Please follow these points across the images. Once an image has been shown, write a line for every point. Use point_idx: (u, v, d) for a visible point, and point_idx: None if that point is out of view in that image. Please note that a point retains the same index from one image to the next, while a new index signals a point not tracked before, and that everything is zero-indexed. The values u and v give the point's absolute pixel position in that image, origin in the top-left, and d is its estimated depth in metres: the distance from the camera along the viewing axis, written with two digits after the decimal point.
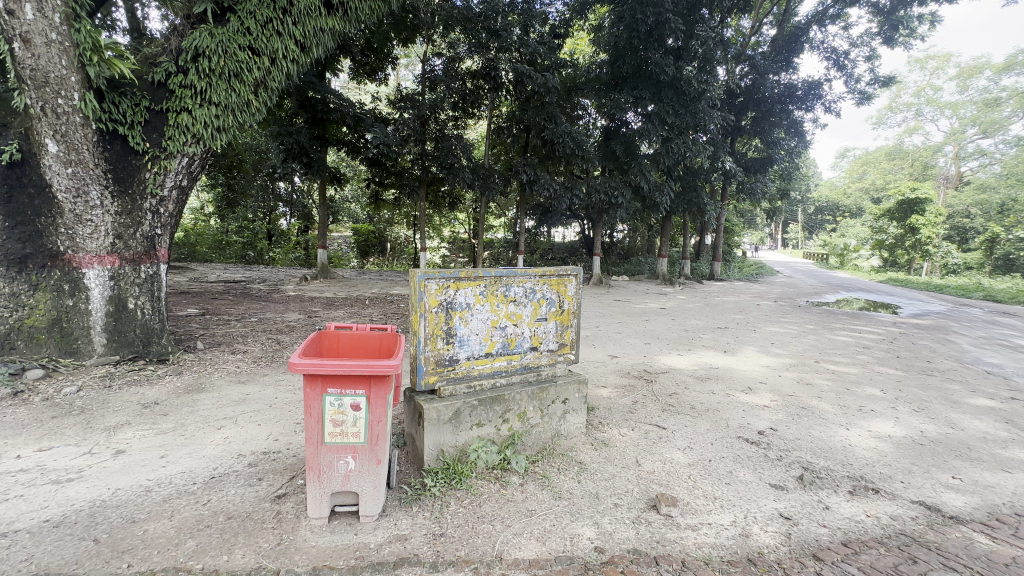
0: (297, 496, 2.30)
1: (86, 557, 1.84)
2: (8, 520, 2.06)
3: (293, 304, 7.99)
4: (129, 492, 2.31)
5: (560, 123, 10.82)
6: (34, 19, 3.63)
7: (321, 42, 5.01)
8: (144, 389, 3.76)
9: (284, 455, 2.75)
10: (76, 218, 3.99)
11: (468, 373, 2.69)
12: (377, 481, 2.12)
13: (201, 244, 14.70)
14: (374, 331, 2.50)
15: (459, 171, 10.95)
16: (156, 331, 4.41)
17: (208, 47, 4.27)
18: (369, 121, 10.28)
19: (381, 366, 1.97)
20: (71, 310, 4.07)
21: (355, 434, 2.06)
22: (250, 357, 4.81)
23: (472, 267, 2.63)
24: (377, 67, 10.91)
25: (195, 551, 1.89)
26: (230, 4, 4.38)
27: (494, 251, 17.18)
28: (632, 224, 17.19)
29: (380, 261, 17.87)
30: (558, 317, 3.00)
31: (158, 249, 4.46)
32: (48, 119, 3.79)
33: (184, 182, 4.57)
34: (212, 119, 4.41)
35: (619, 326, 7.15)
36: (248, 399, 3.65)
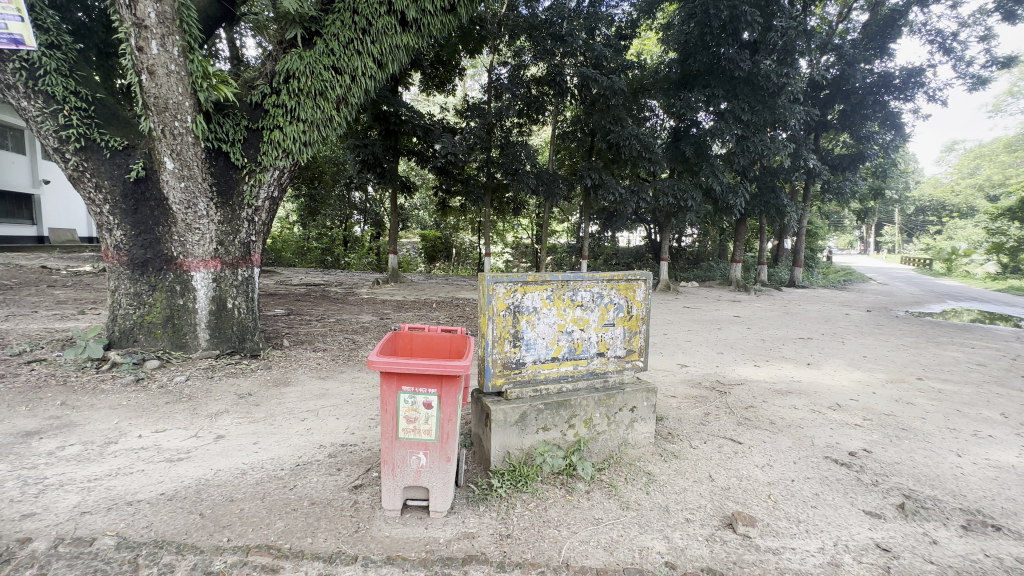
0: (373, 487, 2.42)
1: (194, 528, 2.06)
2: (133, 490, 2.36)
3: (367, 306, 8.46)
4: (228, 473, 2.56)
5: (627, 126, 10.59)
6: (157, 53, 4.13)
7: (397, 59, 5.24)
8: (239, 381, 4.16)
9: (360, 447, 2.91)
10: (186, 227, 4.50)
11: (535, 377, 2.70)
12: (447, 477, 2.18)
13: (286, 249, 16.12)
14: (444, 332, 2.59)
15: (523, 177, 11.13)
16: (249, 328, 4.89)
17: (298, 68, 4.66)
18: (438, 131, 10.73)
19: (453, 366, 2.03)
20: (181, 309, 4.59)
21: (426, 431, 2.13)
22: (329, 354, 5.16)
23: (540, 271, 2.64)
24: (445, 79, 11.30)
25: (282, 531, 2.04)
26: (317, 28, 4.77)
27: (557, 257, 17.12)
28: (702, 227, 16.44)
29: (446, 266, 18.44)
30: (626, 322, 2.93)
31: (252, 254, 4.92)
32: (167, 140, 4.30)
33: (275, 194, 5.00)
34: (300, 134, 4.82)
35: (688, 334, 6.85)
36: (327, 394, 3.90)
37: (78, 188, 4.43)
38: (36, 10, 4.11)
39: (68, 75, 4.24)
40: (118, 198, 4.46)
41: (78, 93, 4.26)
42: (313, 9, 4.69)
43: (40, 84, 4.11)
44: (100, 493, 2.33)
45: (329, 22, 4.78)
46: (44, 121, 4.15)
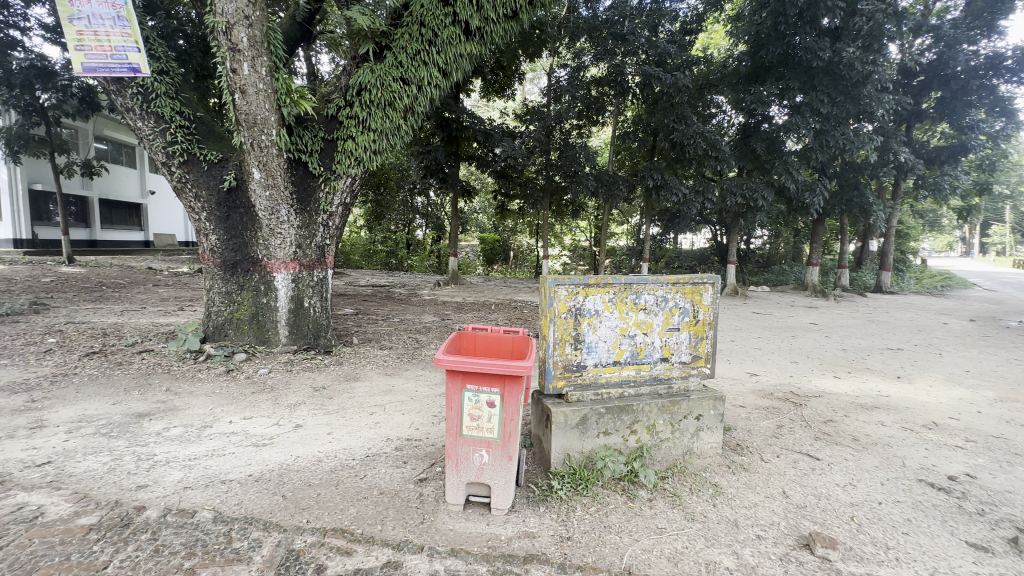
0: (436, 481, 2.51)
1: (278, 509, 2.24)
2: (226, 470, 2.61)
3: (429, 307, 8.76)
4: (305, 460, 2.76)
5: (692, 124, 10.16)
6: (248, 74, 4.53)
7: (461, 67, 5.39)
8: (315, 375, 4.46)
9: (425, 442, 3.03)
10: (270, 231, 4.89)
11: (596, 380, 2.68)
12: (509, 476, 2.22)
13: (354, 253, 17.29)
14: (507, 333, 2.64)
15: (582, 178, 11.06)
16: (323, 326, 5.23)
17: (369, 81, 4.95)
18: (498, 135, 10.93)
19: (516, 367, 2.07)
20: (265, 307, 5.00)
21: (489, 429, 2.19)
22: (394, 352, 5.40)
23: (602, 273, 2.62)
24: (505, 84, 11.47)
25: (354, 517, 2.17)
26: (387, 42, 5.03)
27: (616, 259, 16.78)
28: (774, 228, 15.47)
29: (504, 269, 18.67)
30: (691, 327, 2.84)
31: (327, 257, 5.26)
32: (254, 152, 4.69)
33: (348, 200, 5.33)
34: (370, 143, 5.10)
35: (758, 342, 6.47)
36: (393, 391, 4.08)
37: (181, 197, 4.96)
38: (150, 41, 4.64)
39: (174, 97, 4.74)
40: (213, 206, 4.93)
41: (182, 113, 4.76)
42: (383, 24, 4.96)
43: (152, 106, 4.63)
44: (199, 471, 2.59)
45: (398, 36, 5.03)
46: (155, 139, 4.68)
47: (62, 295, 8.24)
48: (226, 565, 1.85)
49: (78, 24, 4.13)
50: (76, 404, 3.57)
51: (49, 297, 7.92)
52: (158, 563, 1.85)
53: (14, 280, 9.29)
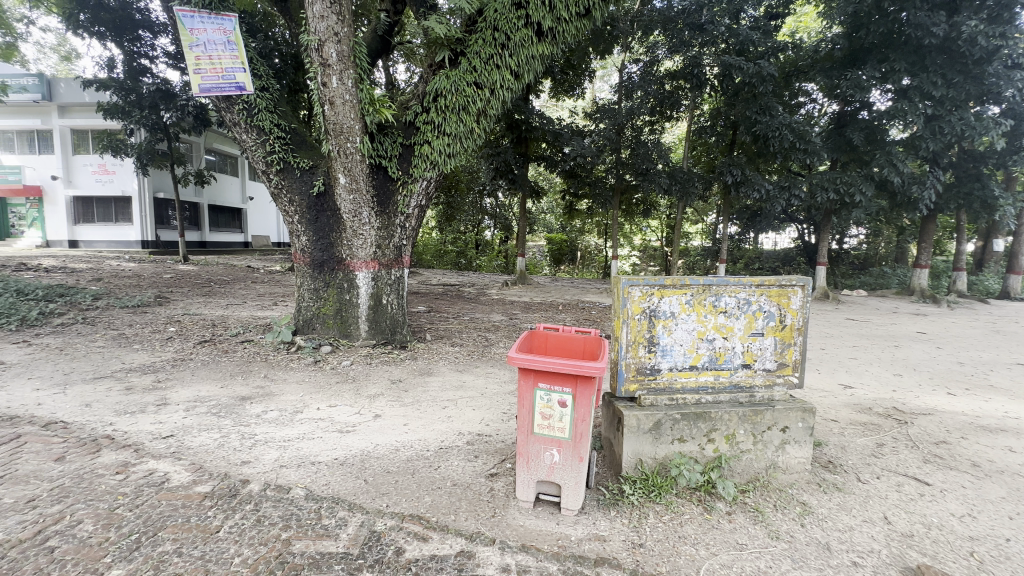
0: (507, 477, 2.55)
1: (360, 492, 2.39)
2: (315, 452, 2.84)
3: (497, 306, 8.91)
4: (384, 448, 2.93)
5: (776, 114, 9.44)
6: (336, 86, 4.84)
7: (533, 69, 5.39)
8: (392, 368, 4.71)
9: (495, 438, 3.09)
10: (354, 232, 5.22)
11: (671, 385, 2.59)
12: (579, 477, 2.21)
13: (426, 252, 18.05)
14: (578, 333, 2.62)
15: (655, 176, 10.71)
16: (399, 322, 5.51)
17: (445, 88, 5.16)
18: (567, 135, 10.88)
19: (589, 367, 2.05)
20: (347, 303, 5.36)
21: (560, 429, 2.19)
22: (465, 349, 5.56)
23: (679, 275, 2.52)
24: (574, 83, 11.38)
25: (429, 506, 2.27)
26: (461, 48, 5.21)
27: (689, 260, 16.05)
28: (872, 226, 14.01)
29: (571, 269, 18.56)
30: (777, 333, 2.65)
31: (403, 257, 5.53)
32: (341, 158, 5.02)
33: (423, 202, 5.57)
34: (445, 147, 5.30)
35: (853, 350, 5.91)
36: (464, 387, 4.21)
37: (278, 202, 5.44)
38: (253, 61, 5.14)
39: (273, 110, 5.21)
40: (304, 210, 5.36)
41: (279, 125, 5.22)
42: (459, 32, 5.13)
43: (255, 120, 5.12)
44: (292, 451, 2.84)
45: (472, 41, 5.17)
46: (257, 150, 5.18)
47: (180, 289, 9.37)
48: (317, 539, 2.01)
49: (197, 50, 4.68)
50: (192, 386, 4.05)
51: (169, 291, 9.05)
52: (260, 531, 2.05)
53: (143, 277, 10.73)
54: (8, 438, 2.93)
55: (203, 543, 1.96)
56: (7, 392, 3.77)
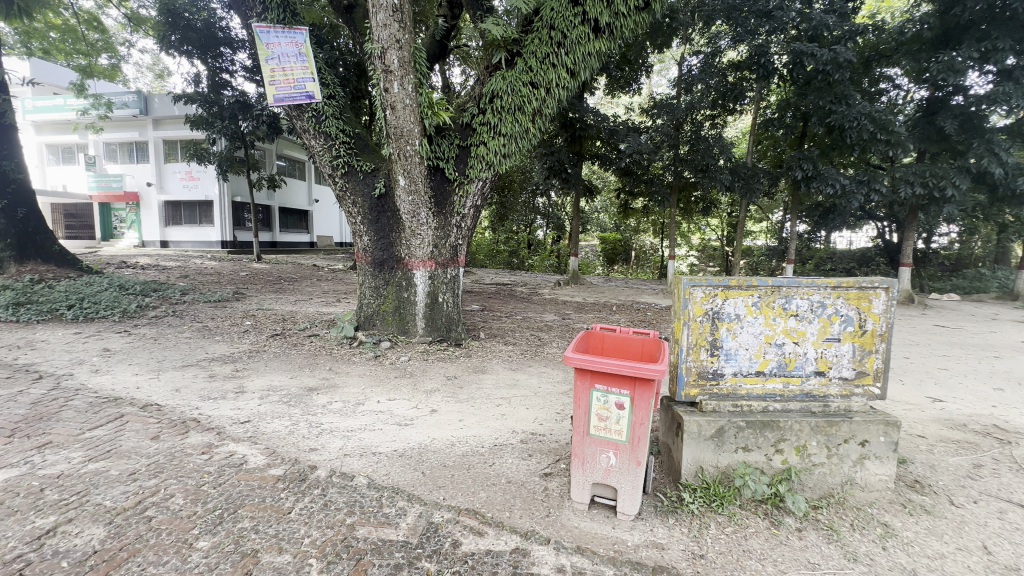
0: (562, 477, 2.54)
1: (418, 483, 2.47)
2: (376, 443, 2.96)
3: (550, 306, 8.88)
4: (441, 442, 3.00)
5: (854, 103, 8.74)
6: (398, 91, 4.97)
7: (589, 66, 5.32)
8: (447, 365, 4.83)
9: (549, 438, 3.08)
10: (412, 232, 5.39)
11: (735, 391, 2.48)
12: (636, 482, 2.15)
13: (479, 252, 18.33)
14: (636, 335, 2.57)
15: (716, 173, 10.26)
16: (454, 320, 5.64)
17: (501, 88, 5.22)
18: (622, 132, 10.65)
19: (648, 369, 2.00)
20: (406, 301, 5.54)
21: (617, 432, 2.15)
22: (518, 348, 5.59)
23: (745, 275, 2.40)
24: (630, 79, 11.13)
25: (485, 502, 2.30)
26: (518, 49, 5.23)
27: (752, 260, 15.21)
28: (967, 223, 12.63)
29: (625, 269, 18.20)
30: (856, 339, 2.46)
31: (458, 256, 5.65)
32: (400, 161, 5.18)
33: (479, 202, 5.66)
34: (501, 147, 5.35)
35: (943, 361, 5.35)
36: (517, 385, 4.23)
37: (342, 204, 5.72)
38: (321, 71, 5.43)
39: (339, 117, 5.49)
40: (366, 210, 5.60)
41: (345, 130, 5.49)
42: (515, 32, 5.16)
43: (323, 127, 5.41)
44: (354, 442, 2.98)
45: (528, 41, 5.19)
46: (324, 154, 5.47)
47: (254, 286, 10.10)
48: (378, 526, 2.10)
49: (272, 63, 4.96)
50: (266, 376, 4.36)
51: (245, 288, 9.77)
52: (327, 515, 2.17)
53: (223, 274, 11.66)
54: (113, 416, 3.29)
55: (277, 522, 2.10)
56: (112, 376, 4.24)
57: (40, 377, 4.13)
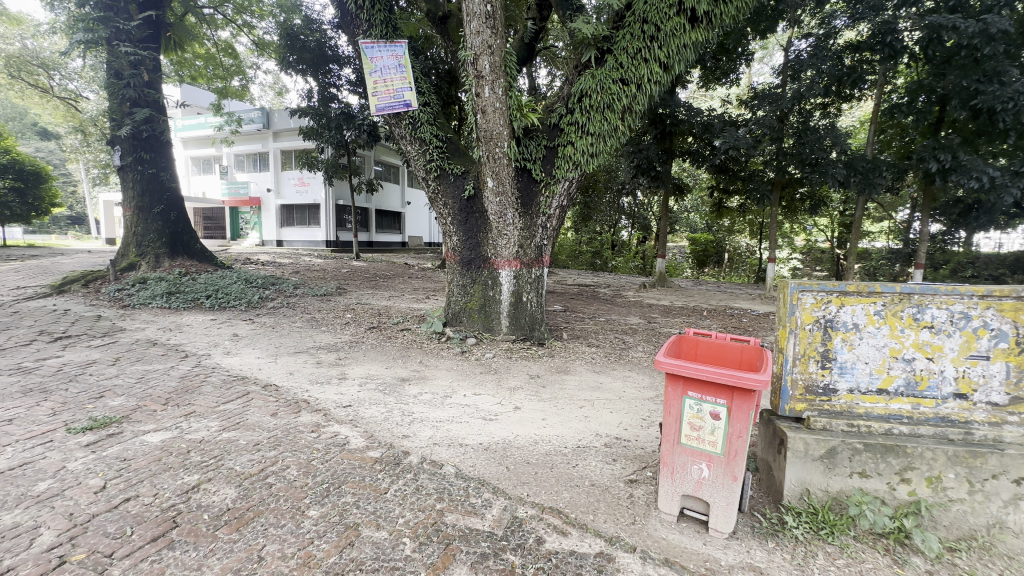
0: (648, 485, 2.46)
1: (502, 478, 2.53)
2: (463, 435, 3.08)
3: (635, 309, 8.63)
4: (524, 440, 3.04)
5: (1008, 81, 7.40)
6: (488, 95, 5.08)
7: (684, 58, 5.06)
8: (531, 363, 4.89)
9: (634, 444, 3.00)
10: (499, 232, 5.51)
11: (850, 409, 2.24)
12: (731, 498, 2.02)
13: (562, 253, 18.29)
14: (735, 341, 2.42)
15: (827, 167, 9.23)
16: (537, 319, 5.70)
17: (591, 87, 5.17)
18: (718, 126, 9.99)
19: (749, 379, 1.87)
20: (491, 299, 5.69)
21: (711, 443, 2.04)
22: (602, 351, 5.50)
23: (865, 281, 2.16)
24: (727, 69, 10.46)
25: (568, 502, 2.30)
26: (608, 45, 5.15)
27: (869, 264, 13.54)
28: None
29: (716, 272, 17.19)
30: (1011, 358, 2.09)
31: (543, 256, 5.69)
32: (489, 163, 5.30)
33: (565, 203, 5.66)
34: (588, 147, 5.30)
35: None
36: (601, 388, 4.16)
37: (434, 206, 6.00)
38: (417, 80, 5.76)
39: (432, 123, 5.77)
40: (455, 212, 5.82)
41: (438, 136, 5.78)
42: (606, 29, 5.09)
43: (418, 133, 5.73)
44: (443, 432, 3.13)
45: (620, 37, 5.09)
46: (419, 159, 5.80)
47: (354, 282, 10.99)
48: (465, 515, 2.18)
49: (375, 76, 5.34)
50: (365, 365, 4.73)
51: (346, 283, 10.67)
52: (419, 499, 2.30)
53: (328, 271, 12.81)
54: (241, 393, 3.77)
55: (376, 500, 2.27)
56: (240, 358, 4.85)
57: (186, 355, 4.85)
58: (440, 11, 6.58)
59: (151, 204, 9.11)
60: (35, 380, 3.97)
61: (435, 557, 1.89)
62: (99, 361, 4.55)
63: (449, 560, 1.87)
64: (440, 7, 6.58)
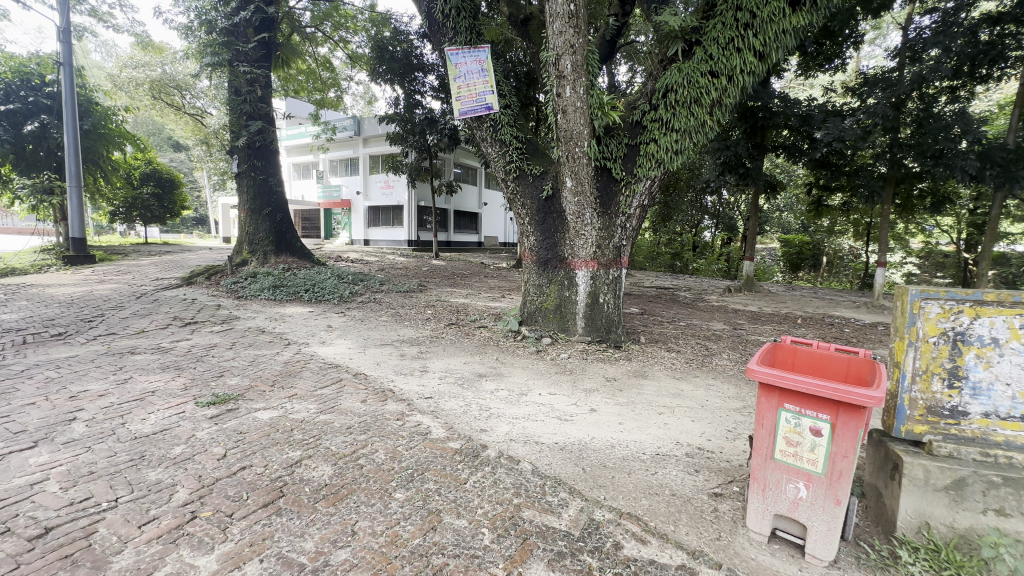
0: (734, 500, 2.32)
1: (578, 479, 2.52)
2: (539, 434, 3.10)
3: (719, 314, 8.13)
4: (600, 443, 3.00)
5: None
6: (569, 95, 5.05)
7: (783, 46, 4.72)
8: (608, 366, 4.79)
9: (718, 456, 2.84)
10: (576, 232, 5.47)
11: (984, 436, 1.97)
12: (833, 523, 1.85)
13: (639, 254, 17.74)
14: (840, 352, 2.22)
15: (956, 159, 8.07)
16: (614, 321, 5.59)
17: (677, 81, 4.97)
18: (820, 117, 9.12)
19: (857, 395, 1.70)
20: (567, 300, 5.65)
21: (811, 461, 1.88)
22: (683, 357, 5.25)
23: (1007, 289, 1.87)
24: (832, 54, 9.50)
25: (647, 510, 2.24)
26: (697, 37, 4.91)
27: (1007, 271, 11.64)
28: None
29: (813, 277, 15.74)
30: None
31: (621, 257, 5.58)
32: (568, 163, 5.28)
33: (645, 202, 5.49)
34: (673, 143, 5.09)
35: None
36: (682, 395, 3.98)
37: (512, 206, 6.09)
38: (499, 84, 5.88)
39: (512, 124, 5.86)
40: (533, 212, 5.85)
41: (518, 137, 5.86)
42: (695, 19, 4.85)
43: (499, 135, 5.84)
44: (519, 429, 3.17)
45: (710, 27, 4.84)
46: (499, 161, 5.90)
47: (433, 280, 11.48)
48: (542, 512, 2.20)
49: (459, 81, 5.54)
50: (445, 360, 4.92)
51: (426, 281, 11.16)
52: (497, 492, 2.36)
53: (410, 269, 13.45)
54: (336, 380, 4.10)
55: (456, 489, 2.37)
56: (333, 347, 5.26)
57: (288, 343, 5.35)
58: (522, 14, 6.67)
59: (262, 206, 10.17)
60: (171, 358, 4.61)
61: (512, 550, 1.93)
62: (219, 345, 5.17)
63: (527, 554, 1.91)
64: (522, 10, 6.66)
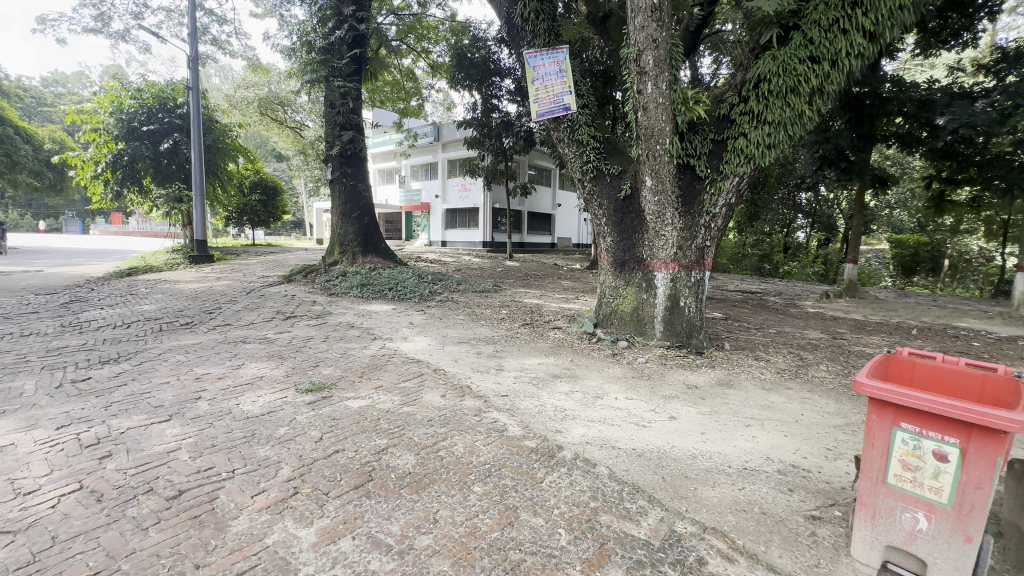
0: (836, 526, 2.11)
1: (658, 488, 2.43)
2: (615, 438, 3.04)
3: (814, 322, 7.45)
4: (681, 452, 2.87)
5: None
6: (650, 91, 4.90)
7: (900, 22, 4.19)
8: (688, 373, 4.57)
9: (816, 476, 2.60)
10: (656, 232, 5.28)
11: None
12: (962, 563, 1.62)
13: (722, 256, 16.76)
14: (972, 368, 1.94)
15: None
16: (696, 326, 5.33)
17: (770, 70, 4.66)
18: (943, 101, 8.05)
19: (994, 417, 1.48)
20: (645, 302, 5.47)
21: (933, 490, 1.67)
22: (773, 366, 4.88)
23: None
24: (960, 29, 8.32)
25: (733, 527, 2.11)
26: (795, 21, 4.56)
27: None
28: None
29: (930, 282, 13.89)
30: None
31: (705, 258, 5.29)
32: (648, 161, 5.11)
33: (733, 200, 5.16)
34: (765, 137, 4.75)
35: None
36: (773, 408, 3.69)
37: (589, 206, 6.01)
38: (578, 83, 5.83)
39: (589, 124, 5.79)
40: (611, 212, 5.73)
41: (596, 137, 5.78)
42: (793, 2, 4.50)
43: (576, 135, 5.79)
44: (595, 432, 3.13)
45: (811, 9, 4.46)
46: (576, 161, 5.86)
47: (507, 281, 11.64)
48: (619, 518, 2.16)
49: (537, 83, 5.58)
50: (519, 359, 4.99)
51: (501, 281, 11.39)
52: (573, 493, 2.35)
53: (485, 269, 13.79)
54: (417, 374, 4.31)
55: (532, 487, 2.39)
56: (414, 343, 5.54)
57: (374, 338, 5.71)
58: (601, 12, 6.56)
59: (352, 210, 10.94)
60: (275, 348, 5.11)
61: (590, 554, 1.91)
62: (315, 337, 5.65)
63: (604, 558, 1.88)
64: (601, 7, 6.55)
